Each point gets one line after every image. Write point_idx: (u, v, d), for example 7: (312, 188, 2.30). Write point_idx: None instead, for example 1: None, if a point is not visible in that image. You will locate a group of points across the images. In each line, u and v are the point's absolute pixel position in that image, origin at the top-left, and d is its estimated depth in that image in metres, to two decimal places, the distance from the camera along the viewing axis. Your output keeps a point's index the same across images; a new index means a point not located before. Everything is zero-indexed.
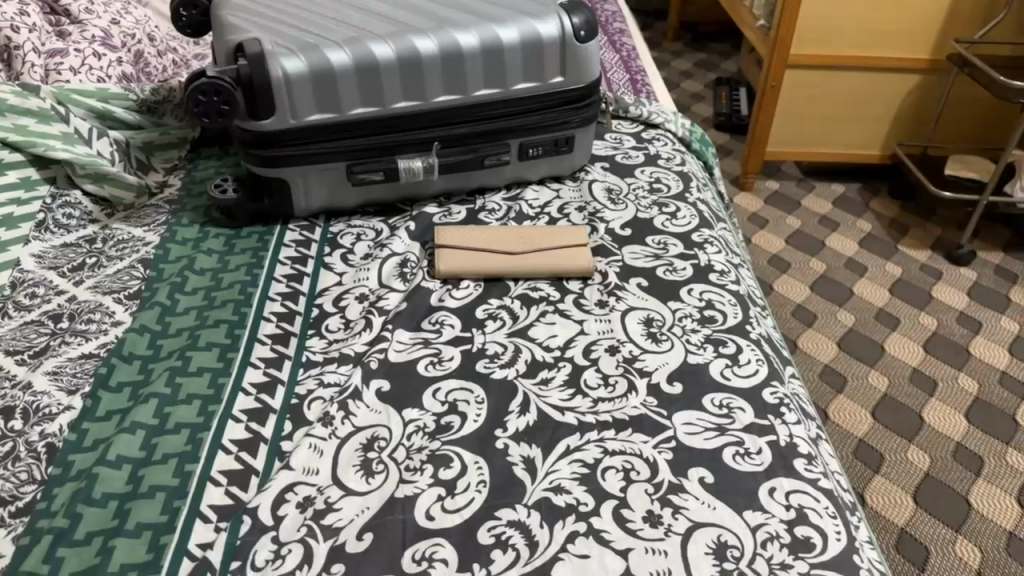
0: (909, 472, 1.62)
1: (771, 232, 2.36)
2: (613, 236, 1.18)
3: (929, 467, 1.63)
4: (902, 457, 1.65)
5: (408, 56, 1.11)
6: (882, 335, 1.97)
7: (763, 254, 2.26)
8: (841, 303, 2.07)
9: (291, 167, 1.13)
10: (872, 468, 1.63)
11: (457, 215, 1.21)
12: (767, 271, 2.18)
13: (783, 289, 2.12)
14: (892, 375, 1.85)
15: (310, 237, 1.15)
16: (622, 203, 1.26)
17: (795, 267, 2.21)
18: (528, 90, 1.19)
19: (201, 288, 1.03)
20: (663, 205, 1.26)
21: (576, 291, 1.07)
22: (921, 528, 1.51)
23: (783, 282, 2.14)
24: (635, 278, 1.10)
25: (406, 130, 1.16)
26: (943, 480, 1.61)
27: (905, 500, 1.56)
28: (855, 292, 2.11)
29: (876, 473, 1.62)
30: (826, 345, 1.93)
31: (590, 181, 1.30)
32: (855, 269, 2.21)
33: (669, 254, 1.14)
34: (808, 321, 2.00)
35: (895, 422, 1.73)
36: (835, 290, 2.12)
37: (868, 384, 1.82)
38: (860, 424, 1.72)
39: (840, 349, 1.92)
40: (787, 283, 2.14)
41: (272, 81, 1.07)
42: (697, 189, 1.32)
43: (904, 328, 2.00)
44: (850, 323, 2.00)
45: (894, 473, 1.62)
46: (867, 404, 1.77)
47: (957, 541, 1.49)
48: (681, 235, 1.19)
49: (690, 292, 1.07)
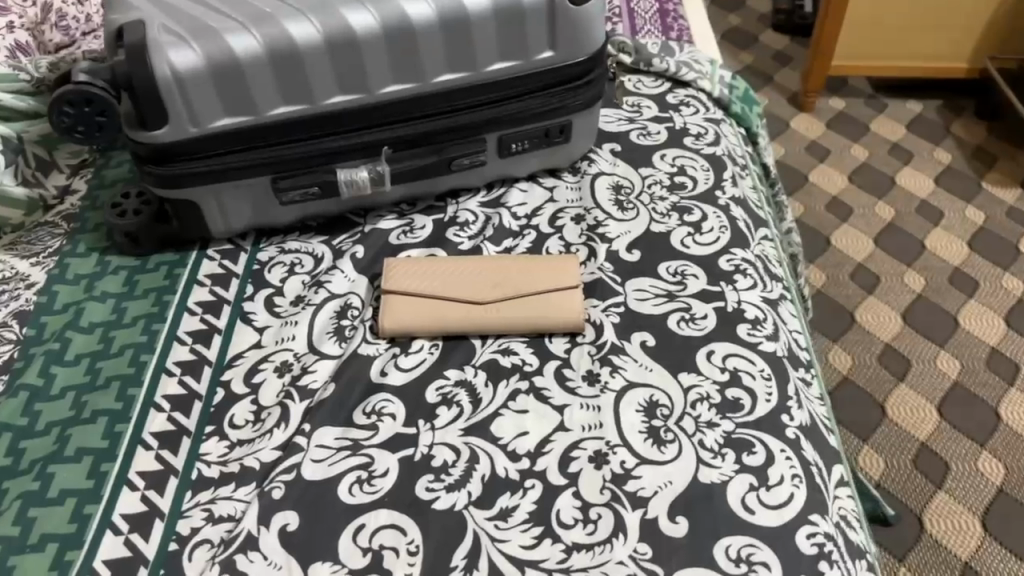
0: (979, 487, 1.40)
1: (832, 167, 2.04)
2: (617, 265, 0.92)
3: (1003, 480, 1.41)
4: (971, 467, 1.43)
5: (339, 38, 0.83)
6: (956, 305, 1.70)
7: (821, 198, 1.96)
8: (909, 263, 1.80)
9: (198, 186, 0.88)
10: (934, 482, 1.41)
11: (420, 232, 0.96)
12: (825, 221, 1.90)
13: (844, 244, 1.84)
14: (965, 358, 1.60)
15: (233, 270, 0.92)
16: (632, 209, 0.99)
17: (856, 216, 1.91)
18: (504, 71, 0.90)
19: (84, 357, 0.82)
20: (686, 211, 0.99)
21: (561, 356, 0.83)
22: (988, 562, 1.30)
23: (842, 235, 1.87)
24: (639, 333, 0.84)
25: (347, 132, 0.89)
26: (1018, 499, 1.38)
27: (972, 526, 1.35)
28: (927, 247, 1.83)
29: (939, 489, 1.40)
30: (889, 320, 1.68)
31: (592, 177, 1.03)
32: (928, 216, 1.90)
33: (686, 293, 0.89)
34: (870, 287, 1.74)
35: (965, 421, 1.50)
36: (902, 245, 1.84)
37: (935, 371, 1.58)
38: (923, 423, 1.49)
39: (904, 324, 1.67)
40: (849, 235, 1.87)
41: (157, 81, 0.81)
42: (734, 183, 1.04)
43: (983, 296, 1.72)
44: (920, 290, 1.74)
45: (960, 488, 1.40)
46: (933, 398, 1.53)
47: None
48: (705, 260, 0.93)
49: (710, 356, 0.82)
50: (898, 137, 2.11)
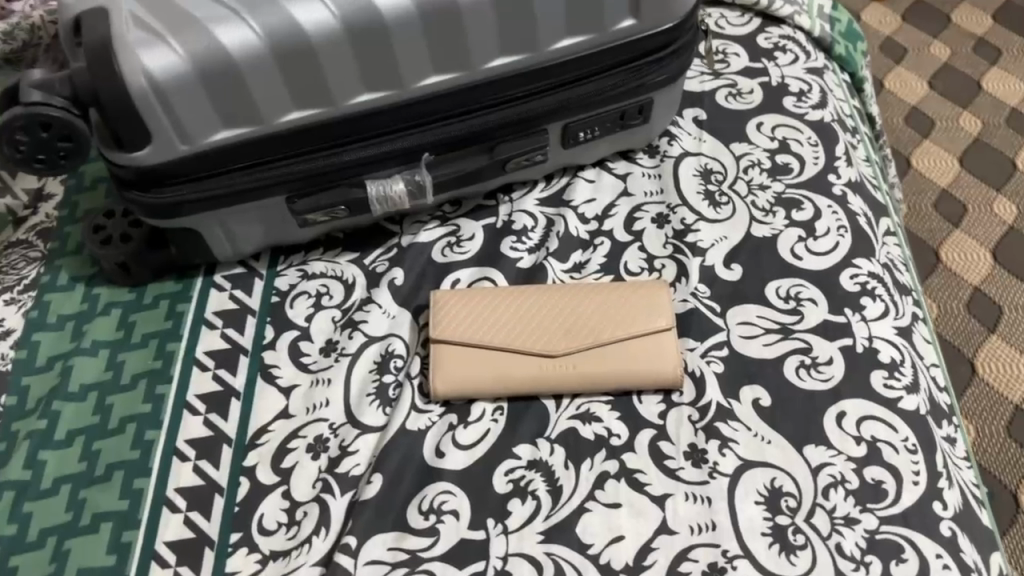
0: None
1: (915, 68, 1.69)
2: (715, 287, 0.75)
3: None
4: None
5: (362, 24, 0.64)
6: None
7: (900, 108, 1.64)
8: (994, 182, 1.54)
9: (197, 212, 0.71)
10: None
11: (469, 244, 0.79)
12: (903, 137, 1.62)
13: (924, 163, 1.57)
14: None
15: (248, 304, 0.76)
16: (726, 204, 0.81)
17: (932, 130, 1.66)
18: (571, 48, 0.70)
19: (79, 435, 0.69)
20: (792, 204, 0.81)
21: (656, 423, 0.67)
22: None
23: (924, 155, 1.58)
24: (750, 387, 0.69)
25: (376, 137, 0.71)
26: None
27: None
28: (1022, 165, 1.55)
29: None
30: (977, 257, 1.45)
31: (676, 161, 0.84)
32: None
33: (803, 326, 0.72)
34: (955, 217, 1.51)
35: None
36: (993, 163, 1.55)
37: None
38: (1019, 383, 1.32)
39: (994, 263, 1.45)
40: (928, 150, 1.60)
41: (131, 95, 0.62)
42: (848, 162, 0.85)
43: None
44: (1012, 220, 1.49)
45: None
46: None
47: None
48: (822, 277, 0.75)
49: (841, 421, 0.67)
50: (1006, 27, 1.73)
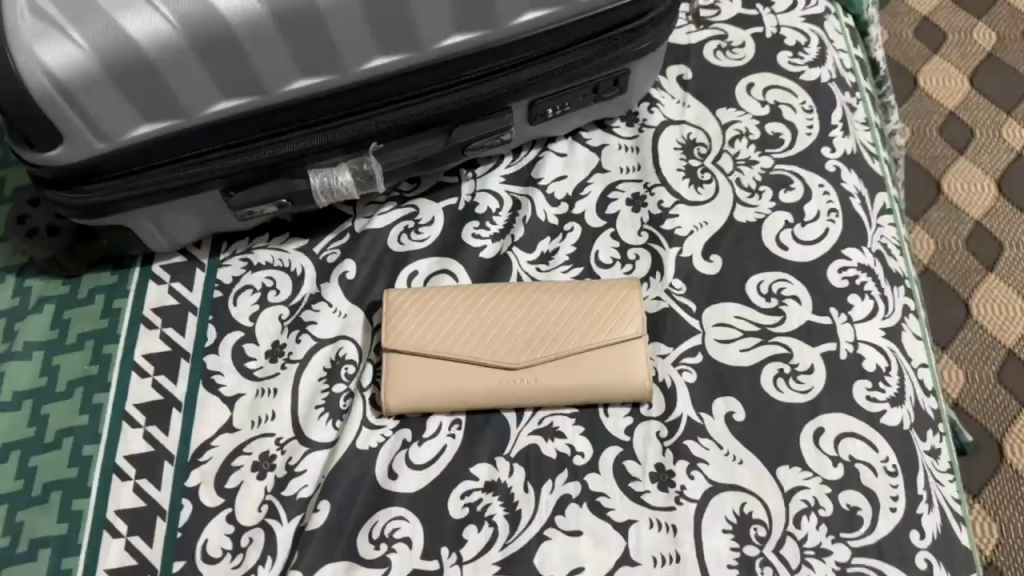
0: None
1: None
2: (692, 283, 0.70)
3: None
4: None
5: (291, 7, 0.56)
6: None
7: (908, 20, 1.36)
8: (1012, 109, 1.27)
9: (125, 211, 0.65)
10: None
11: (427, 229, 0.73)
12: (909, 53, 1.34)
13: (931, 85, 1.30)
14: None
15: (189, 300, 0.71)
16: (709, 182, 0.74)
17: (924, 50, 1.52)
18: (535, 22, 0.62)
19: (14, 449, 0.65)
20: (780, 183, 0.74)
21: (623, 439, 0.63)
22: None
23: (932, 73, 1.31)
24: (724, 400, 0.65)
25: (318, 125, 0.63)
26: None
27: None
28: None
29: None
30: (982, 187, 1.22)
31: (656, 131, 0.77)
32: None
33: (784, 329, 0.67)
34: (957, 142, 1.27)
35: None
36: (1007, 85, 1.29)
37: None
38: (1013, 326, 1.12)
39: (1002, 195, 1.21)
40: (941, 72, 1.31)
41: (31, 94, 0.55)
42: (845, 130, 0.77)
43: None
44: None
45: None
46: None
47: None
48: (808, 270, 0.70)
49: (818, 441, 0.63)
50: None
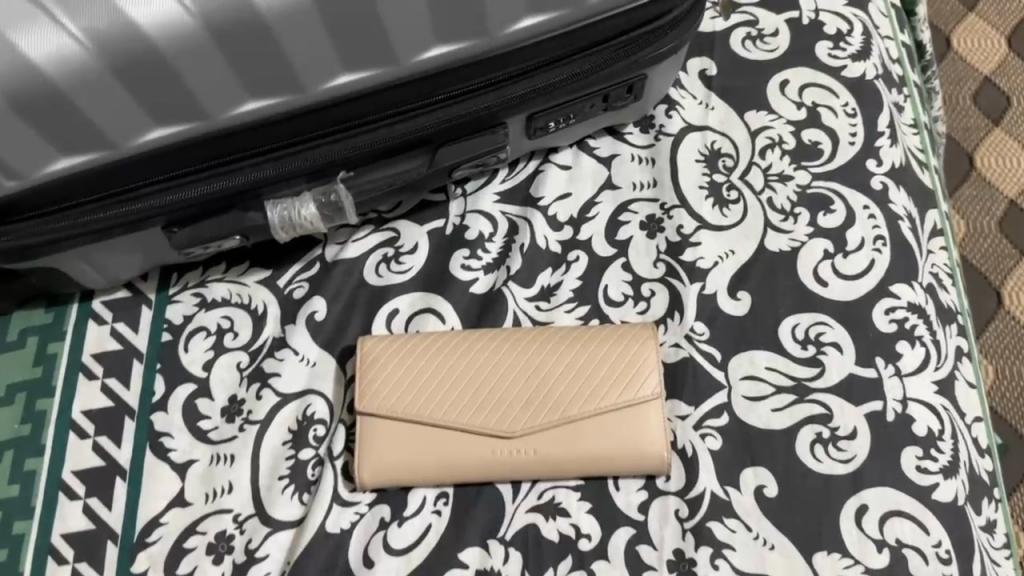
0: None
1: None
2: (716, 327, 0.60)
3: None
4: None
5: (231, 21, 0.45)
6: None
7: None
8: None
9: (53, 254, 0.55)
10: None
11: (410, 258, 0.63)
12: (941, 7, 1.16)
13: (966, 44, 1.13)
14: None
15: (134, 344, 0.61)
16: (736, 202, 0.64)
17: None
18: (534, 28, 0.51)
19: None
20: (818, 203, 0.64)
21: (636, 518, 0.55)
22: None
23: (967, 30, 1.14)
24: (754, 470, 0.56)
25: (275, 152, 0.53)
26: None
27: None
28: None
29: None
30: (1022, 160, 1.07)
31: (675, 140, 0.66)
32: None
33: (823, 383, 0.58)
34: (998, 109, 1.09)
35: None
36: None
37: None
38: None
39: None
40: (976, 32, 1.14)
41: None
42: (893, 138, 0.67)
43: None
44: None
45: None
46: None
47: None
48: (850, 311, 0.60)
49: (862, 521, 0.55)
50: None
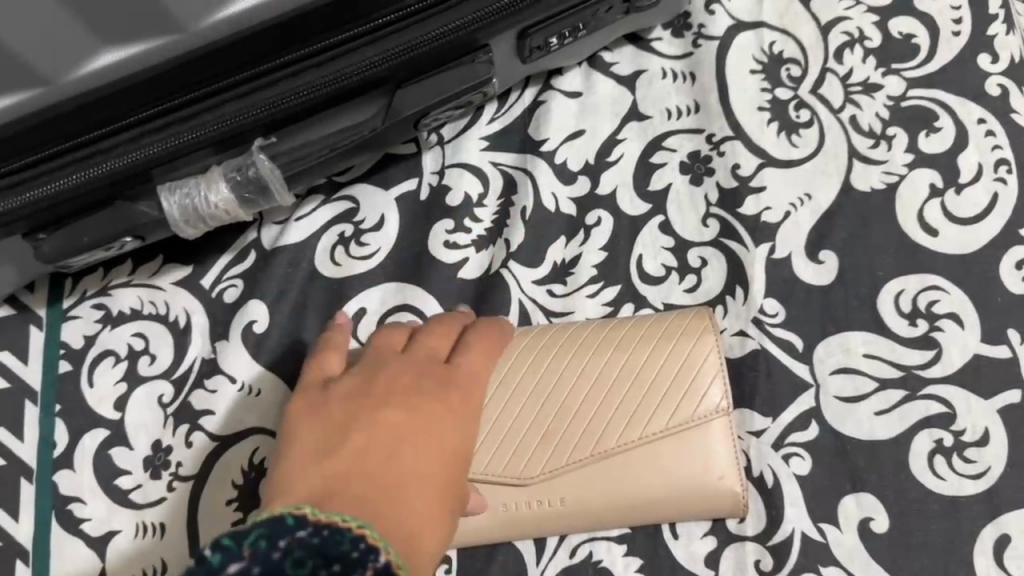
0: None
1: None
2: (793, 303, 0.45)
3: None
4: None
5: None
6: None
7: None
8: None
9: None
10: None
11: (376, 237, 0.47)
12: None
13: None
14: None
15: (24, 379, 0.46)
16: (808, 122, 0.48)
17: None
18: None
19: None
20: (917, 119, 0.48)
21: (704, 575, 0.41)
22: None
23: None
24: (857, 499, 0.42)
25: (159, 122, 0.37)
26: None
27: None
28: None
29: None
30: None
31: (720, 45, 0.49)
32: None
33: (941, 370, 0.44)
34: None
35: None
36: None
37: None
38: None
39: None
40: None
41: None
42: (1011, 21, 0.50)
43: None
44: None
45: None
46: None
47: None
48: (971, 268, 0.45)
49: (1005, 557, 0.41)
50: None
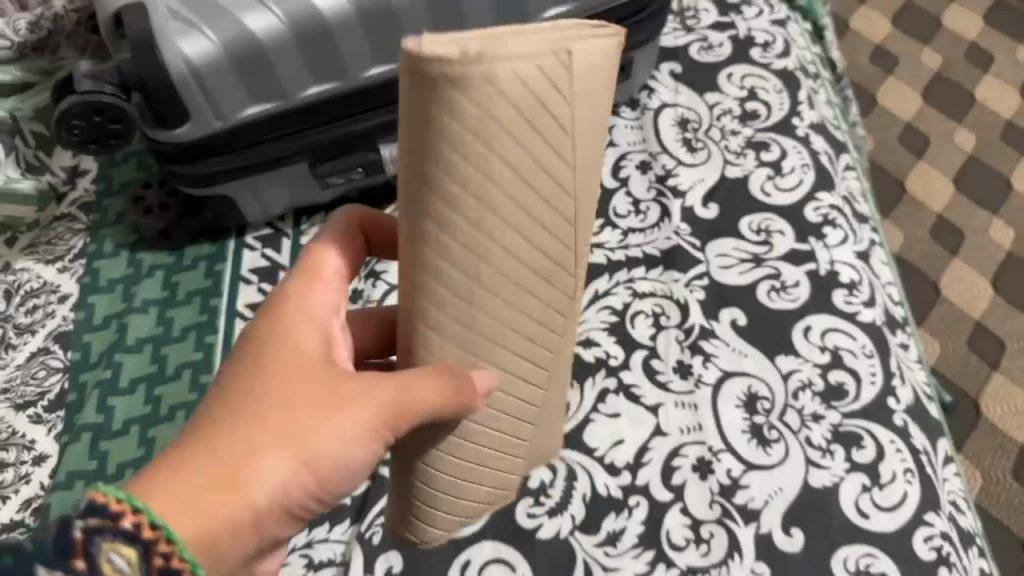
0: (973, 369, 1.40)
1: (904, 79, 1.76)
2: (695, 226, 0.85)
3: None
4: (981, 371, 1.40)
5: (373, 7, 0.71)
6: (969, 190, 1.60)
7: (894, 128, 1.69)
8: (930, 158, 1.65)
9: (229, 182, 0.79)
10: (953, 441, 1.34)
11: None
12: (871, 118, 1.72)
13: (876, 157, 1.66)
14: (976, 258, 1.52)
15: (278, 261, 0.85)
16: (702, 149, 0.90)
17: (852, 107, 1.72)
18: (556, 17, 0.78)
19: (140, 383, 0.77)
20: (761, 146, 0.90)
21: (648, 344, 0.77)
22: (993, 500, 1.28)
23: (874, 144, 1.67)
24: (728, 310, 0.79)
25: (385, 107, 0.78)
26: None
27: (998, 473, 1.30)
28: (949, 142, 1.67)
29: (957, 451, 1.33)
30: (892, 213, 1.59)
31: (656, 113, 0.93)
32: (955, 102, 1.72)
33: (774, 254, 0.82)
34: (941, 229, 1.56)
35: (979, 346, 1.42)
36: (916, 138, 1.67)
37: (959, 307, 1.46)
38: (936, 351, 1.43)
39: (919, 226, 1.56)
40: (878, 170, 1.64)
41: (170, 78, 0.70)
42: (811, 105, 0.94)
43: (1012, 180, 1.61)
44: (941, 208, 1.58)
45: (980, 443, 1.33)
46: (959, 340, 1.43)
47: None
48: (790, 211, 0.85)
49: (807, 333, 0.77)
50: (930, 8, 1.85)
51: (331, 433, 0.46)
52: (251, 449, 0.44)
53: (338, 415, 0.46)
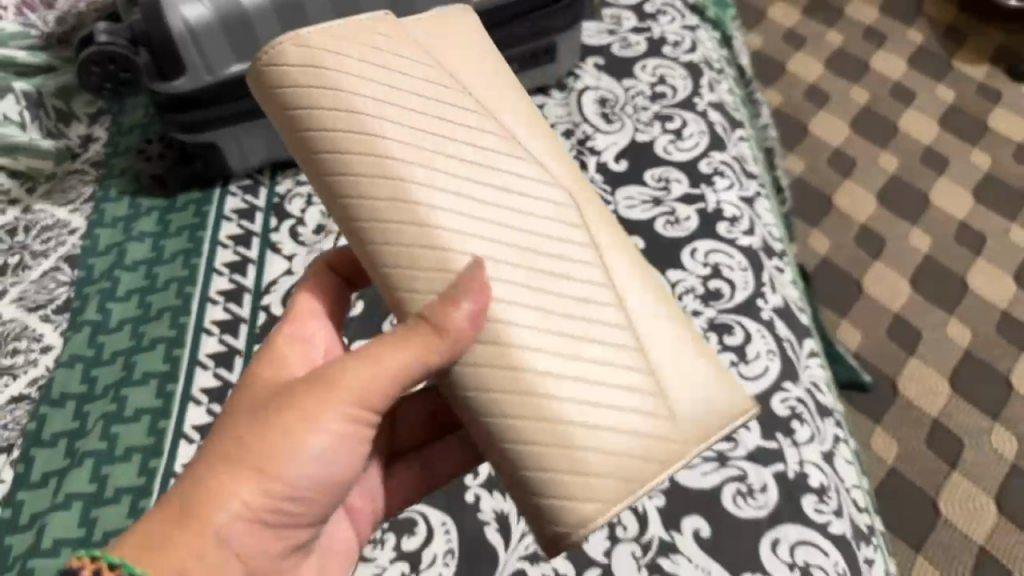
0: (894, 356, 1.54)
1: (834, 112, 1.95)
2: (606, 177, 1.01)
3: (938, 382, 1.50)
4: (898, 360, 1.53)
5: None
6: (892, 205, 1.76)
7: (823, 152, 1.87)
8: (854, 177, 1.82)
9: (216, 130, 0.96)
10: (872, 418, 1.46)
11: None
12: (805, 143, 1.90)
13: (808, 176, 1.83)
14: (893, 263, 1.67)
15: (255, 204, 1.00)
16: (617, 121, 1.07)
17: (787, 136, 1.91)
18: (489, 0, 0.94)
19: (134, 293, 0.92)
20: (667, 119, 1.07)
21: None
22: (907, 467, 1.40)
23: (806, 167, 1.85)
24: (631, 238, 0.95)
25: None
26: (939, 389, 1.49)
27: (911, 442, 1.43)
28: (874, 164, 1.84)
29: (877, 424, 1.45)
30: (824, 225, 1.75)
31: (580, 94, 1.10)
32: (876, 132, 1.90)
33: (671, 197, 0.98)
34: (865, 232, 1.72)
35: (896, 335, 1.56)
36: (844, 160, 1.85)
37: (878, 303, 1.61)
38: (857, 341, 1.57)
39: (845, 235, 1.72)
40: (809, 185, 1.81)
41: (171, 35, 0.87)
42: (711, 89, 1.11)
43: (928, 196, 1.78)
44: (863, 220, 1.74)
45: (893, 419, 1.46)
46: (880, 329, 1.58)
47: (948, 476, 1.39)
48: (687, 166, 1.01)
49: (694, 255, 0.92)
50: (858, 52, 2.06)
51: (307, 438, 0.53)
52: (233, 469, 0.52)
53: (306, 422, 0.53)
